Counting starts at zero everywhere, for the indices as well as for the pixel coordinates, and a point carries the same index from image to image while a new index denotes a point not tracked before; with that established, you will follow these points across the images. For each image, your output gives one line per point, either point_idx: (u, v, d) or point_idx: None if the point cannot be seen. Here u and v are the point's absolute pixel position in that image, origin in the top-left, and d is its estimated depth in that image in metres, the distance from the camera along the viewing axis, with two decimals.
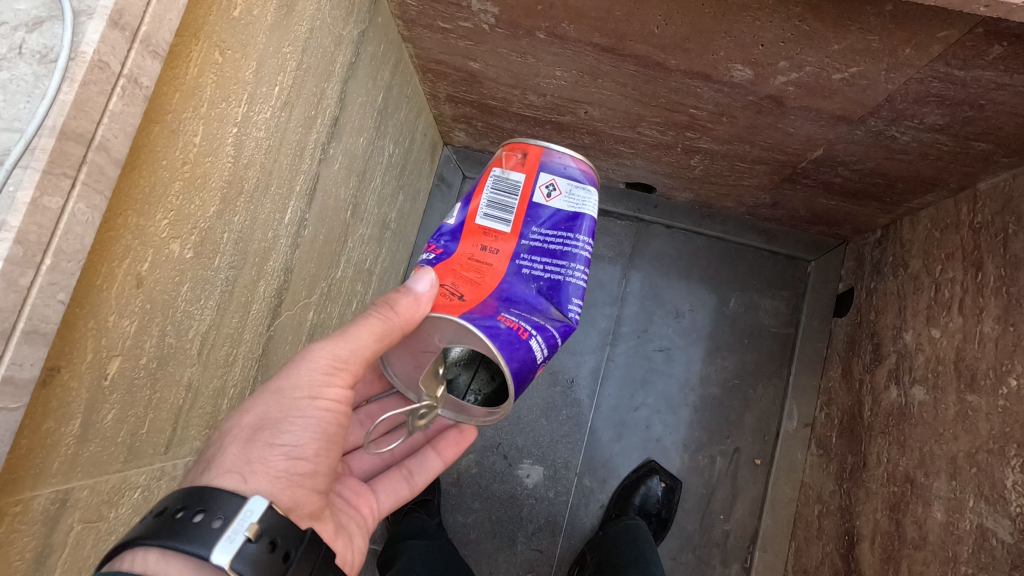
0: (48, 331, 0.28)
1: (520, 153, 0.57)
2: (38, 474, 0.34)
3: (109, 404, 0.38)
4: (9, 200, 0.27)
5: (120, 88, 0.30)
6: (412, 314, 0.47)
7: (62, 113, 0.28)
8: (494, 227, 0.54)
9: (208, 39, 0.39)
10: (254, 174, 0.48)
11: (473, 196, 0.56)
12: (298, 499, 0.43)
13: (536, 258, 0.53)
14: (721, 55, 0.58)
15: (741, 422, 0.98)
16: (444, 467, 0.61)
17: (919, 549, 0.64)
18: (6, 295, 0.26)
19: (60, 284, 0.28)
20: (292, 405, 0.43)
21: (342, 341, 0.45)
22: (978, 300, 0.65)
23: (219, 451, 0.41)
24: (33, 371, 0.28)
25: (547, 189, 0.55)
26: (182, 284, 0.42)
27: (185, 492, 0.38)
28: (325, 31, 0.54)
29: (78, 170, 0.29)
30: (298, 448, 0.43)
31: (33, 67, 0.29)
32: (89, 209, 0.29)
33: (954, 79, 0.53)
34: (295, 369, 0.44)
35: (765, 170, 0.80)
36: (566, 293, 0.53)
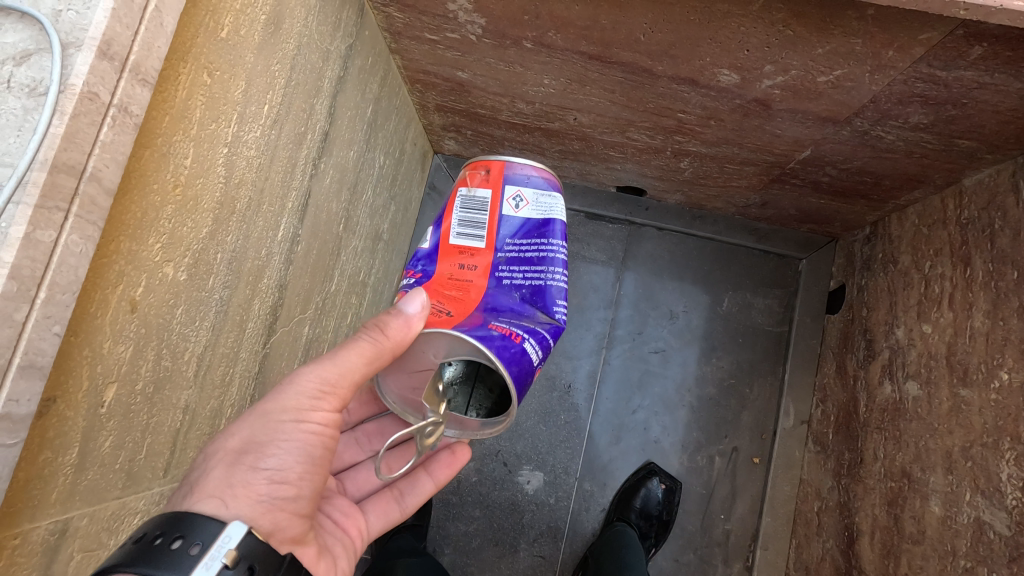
0: (45, 364, 0.28)
1: (483, 170, 0.59)
2: (37, 506, 0.34)
3: (106, 432, 0.38)
4: (2, 236, 0.26)
5: (110, 118, 0.30)
6: (403, 337, 0.46)
7: (53, 146, 0.28)
8: (469, 244, 0.57)
9: (196, 61, 0.39)
10: (245, 193, 0.47)
11: (445, 218, 0.59)
12: (279, 522, 0.42)
13: (515, 269, 0.55)
14: (708, 61, 0.58)
15: (739, 421, 0.98)
16: (436, 489, 0.61)
17: (919, 544, 0.64)
18: (1, 331, 0.26)
19: (55, 317, 0.28)
20: (277, 428, 0.43)
21: (331, 365, 0.44)
22: (967, 295, 0.65)
23: (203, 473, 0.41)
24: (30, 406, 0.28)
25: (515, 201, 0.57)
26: (177, 306, 0.42)
27: (165, 517, 0.37)
28: (313, 47, 0.54)
29: (71, 203, 0.28)
30: (282, 472, 0.43)
31: (22, 101, 0.29)
32: (82, 240, 0.29)
33: (937, 79, 0.53)
34: (283, 391, 0.44)
35: (754, 171, 0.81)
36: (550, 296, 0.54)
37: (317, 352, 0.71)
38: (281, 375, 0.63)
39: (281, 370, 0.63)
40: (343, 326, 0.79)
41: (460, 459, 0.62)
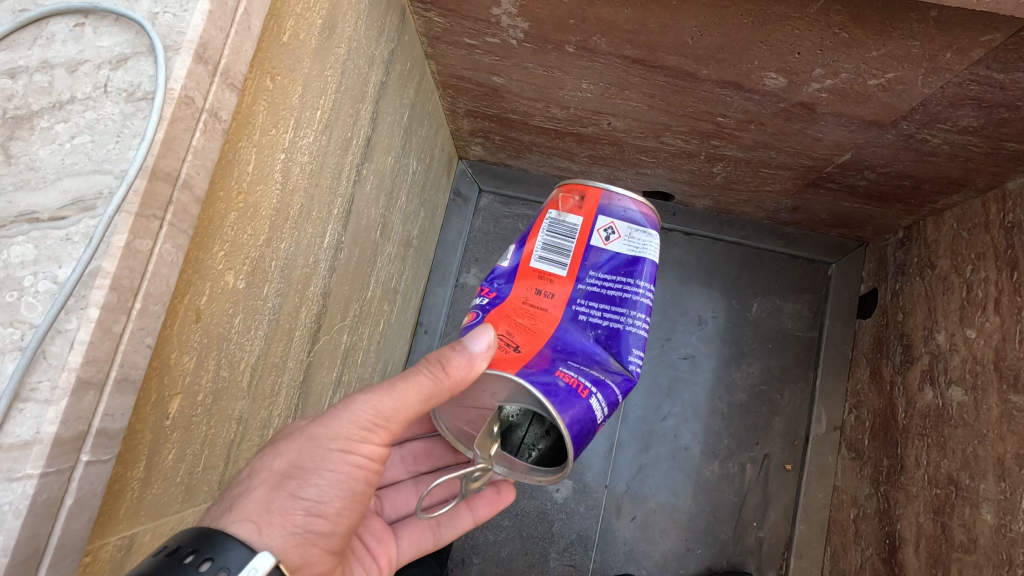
0: (137, 378, 0.29)
1: (576, 196, 0.58)
2: (107, 523, 0.33)
3: (170, 444, 0.37)
4: (104, 245, 0.28)
5: (202, 123, 0.31)
6: (463, 376, 0.44)
7: (152, 153, 0.29)
8: (550, 270, 0.56)
9: (261, 66, 0.38)
10: (298, 200, 0.47)
11: (529, 238, 0.58)
12: (308, 558, 0.41)
13: (594, 305, 0.54)
14: (756, 64, 0.58)
15: (770, 427, 0.97)
16: (475, 525, 0.58)
17: (970, 553, 0.63)
18: (101, 343, 0.28)
19: (148, 327, 0.29)
20: (323, 457, 0.41)
21: (387, 397, 0.42)
22: (1015, 298, 0.64)
23: (244, 492, 0.40)
24: (122, 420, 0.29)
25: (606, 232, 0.56)
26: (235, 315, 0.41)
27: (199, 531, 0.37)
28: (361, 52, 0.53)
29: (165, 210, 0.30)
30: (320, 505, 0.41)
31: (120, 105, 0.31)
32: (173, 249, 0.30)
33: (994, 82, 0.53)
34: (335, 417, 0.42)
35: (789, 175, 0.80)
36: (626, 343, 0.54)
37: (352, 361, 0.70)
38: (322, 384, 0.62)
39: (322, 379, 0.62)
40: (375, 334, 0.78)
41: (504, 499, 0.58)
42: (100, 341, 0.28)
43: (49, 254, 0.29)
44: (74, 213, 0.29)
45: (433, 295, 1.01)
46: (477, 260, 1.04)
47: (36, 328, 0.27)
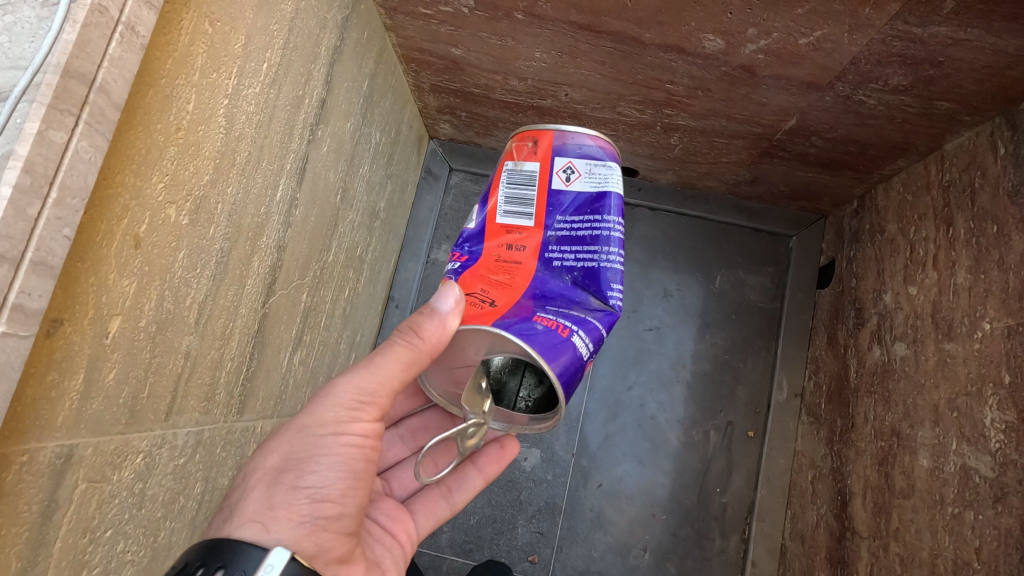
0: (55, 265, 0.29)
1: (531, 142, 0.61)
2: (44, 427, 0.35)
3: (111, 363, 0.39)
4: (16, 130, 0.28)
5: (118, 35, 0.32)
6: (439, 338, 0.48)
7: (65, 52, 0.30)
8: (517, 222, 0.59)
9: (197, 10, 0.41)
10: (245, 147, 0.49)
11: (491, 195, 0.61)
12: (324, 542, 0.44)
13: (566, 248, 0.57)
14: (693, 25, 0.61)
15: (733, 396, 0.99)
16: (485, 483, 0.63)
17: (908, 498, 0.66)
18: (15, 223, 0.28)
19: (66, 219, 0.30)
20: (316, 443, 0.45)
21: (369, 374, 0.46)
22: (950, 253, 0.67)
23: (244, 495, 0.44)
24: (42, 302, 0.29)
25: (566, 173, 0.59)
26: (179, 250, 0.44)
27: (211, 545, 0.41)
28: (311, 13, 0.55)
29: (81, 110, 0.30)
30: (323, 489, 0.44)
31: (37, 10, 0.32)
32: (91, 148, 0.30)
33: (914, 37, 0.56)
34: (319, 405, 0.46)
35: (742, 144, 0.83)
36: (604, 278, 0.55)
37: (314, 322, 0.73)
38: (280, 339, 0.64)
39: (281, 334, 0.64)
40: (340, 299, 0.80)
41: (508, 452, 0.63)
42: (11, 220, 0.27)
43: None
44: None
45: (404, 270, 1.04)
46: (448, 237, 1.07)
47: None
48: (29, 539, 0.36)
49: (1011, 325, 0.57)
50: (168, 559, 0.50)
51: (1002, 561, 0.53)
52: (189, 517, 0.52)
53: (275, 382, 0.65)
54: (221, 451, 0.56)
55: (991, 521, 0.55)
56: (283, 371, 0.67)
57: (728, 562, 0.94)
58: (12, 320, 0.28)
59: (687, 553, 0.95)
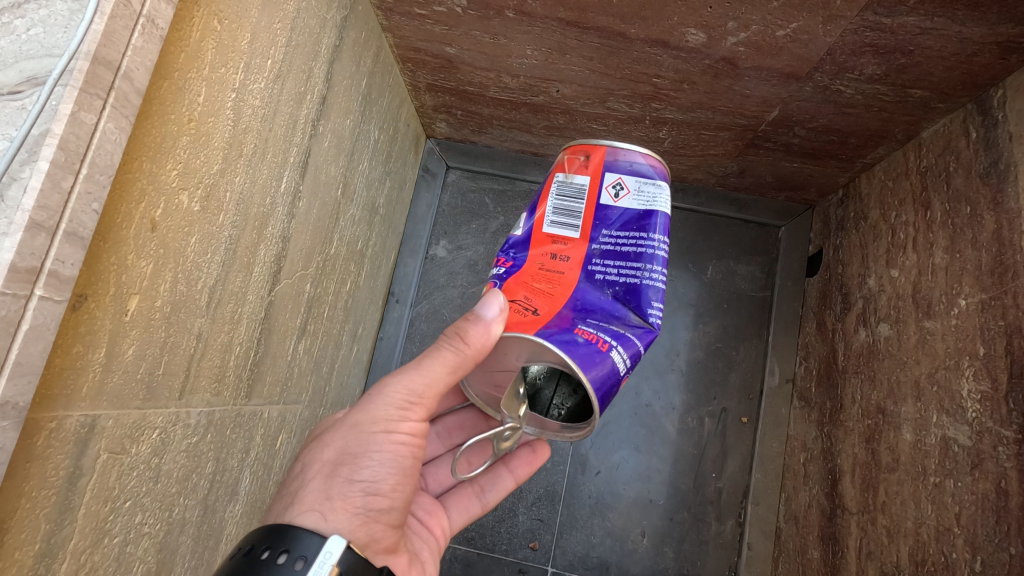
0: (85, 236, 0.33)
1: (582, 157, 0.62)
2: (69, 397, 0.38)
3: (129, 339, 0.42)
4: (52, 112, 0.32)
5: (140, 26, 0.35)
6: (483, 343, 0.49)
7: (94, 41, 0.33)
8: (563, 233, 0.60)
9: (208, 7, 0.43)
10: (251, 139, 0.51)
11: (540, 205, 0.63)
12: (374, 533, 0.46)
13: (609, 263, 0.58)
14: (676, 20, 0.65)
15: (726, 382, 1.02)
16: (515, 484, 0.66)
17: (894, 472, 0.67)
18: (51, 196, 0.31)
19: (95, 194, 0.33)
20: (368, 439, 0.47)
21: (417, 375, 0.48)
22: (928, 236, 0.70)
23: (303, 487, 0.46)
24: (73, 269, 0.33)
25: (615, 189, 0.60)
26: (191, 235, 0.46)
27: (271, 531, 0.42)
28: (311, 13, 0.58)
29: (108, 93, 0.34)
30: (375, 484, 0.46)
31: (68, 5, 0.35)
32: (116, 129, 0.34)
33: (884, 27, 0.60)
34: (372, 403, 0.48)
35: (729, 136, 0.86)
36: (646, 296, 0.56)
37: (318, 312, 0.75)
38: (285, 327, 0.66)
39: (286, 323, 0.66)
40: (342, 292, 0.82)
41: (539, 457, 0.66)
42: (48, 192, 0.31)
43: (7, 120, 0.33)
44: (28, 88, 0.33)
45: (404, 265, 1.06)
46: (445, 233, 1.10)
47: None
48: (56, 503, 0.38)
49: (985, 299, 0.60)
50: (182, 534, 0.53)
51: (980, 524, 0.55)
52: (200, 496, 0.54)
53: (281, 368, 0.67)
54: (231, 433, 0.58)
55: (969, 487, 0.57)
56: (289, 359, 0.69)
57: (724, 545, 0.96)
58: (48, 285, 0.31)
59: (684, 537, 0.97)
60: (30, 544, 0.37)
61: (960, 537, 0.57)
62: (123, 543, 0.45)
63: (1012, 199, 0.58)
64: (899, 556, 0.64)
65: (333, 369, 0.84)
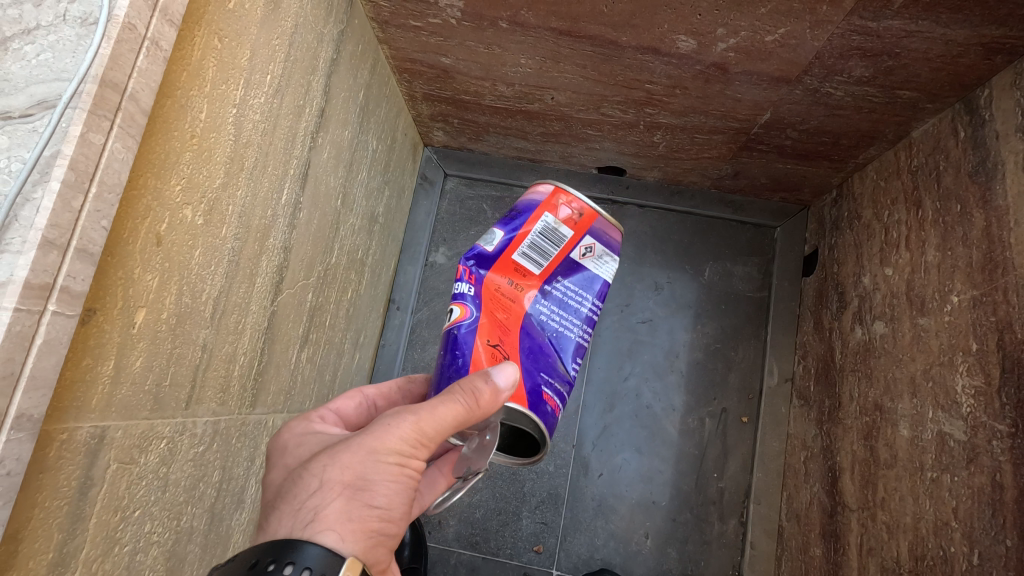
0: (95, 252, 0.34)
1: (577, 206, 0.57)
2: (80, 409, 0.39)
3: (137, 352, 0.43)
4: (62, 133, 0.33)
5: (145, 48, 0.36)
6: (491, 406, 0.49)
7: (102, 65, 0.34)
8: (526, 272, 0.57)
9: (208, 27, 0.45)
10: (252, 153, 0.52)
11: (519, 229, 0.57)
12: (379, 556, 0.44)
13: (552, 313, 0.57)
14: (666, 28, 0.66)
15: (726, 382, 1.02)
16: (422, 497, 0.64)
17: (892, 468, 0.68)
18: (62, 215, 0.32)
19: (103, 211, 0.34)
20: (384, 470, 0.44)
21: (434, 415, 0.46)
22: (920, 234, 0.71)
23: (319, 504, 0.42)
24: (84, 285, 0.34)
25: (585, 250, 0.58)
26: (195, 248, 0.47)
27: (280, 545, 0.40)
28: (309, 28, 0.59)
29: (115, 115, 0.35)
30: (388, 511, 0.44)
31: (76, 29, 0.36)
32: (124, 148, 0.35)
33: (870, 31, 0.61)
34: (392, 431, 0.45)
35: (722, 139, 0.87)
36: (571, 352, 0.58)
37: (320, 320, 0.76)
38: (288, 336, 0.67)
39: (288, 332, 0.67)
40: (343, 300, 0.83)
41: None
42: (59, 211, 0.32)
43: (19, 142, 0.34)
44: (39, 111, 0.34)
45: (404, 273, 1.07)
46: (444, 239, 1.11)
47: (6, 198, 0.32)
48: (68, 513, 0.39)
49: (976, 295, 0.60)
50: (190, 542, 0.53)
51: (977, 518, 0.56)
52: (207, 504, 0.55)
53: (284, 377, 0.68)
54: (237, 441, 0.59)
55: (965, 481, 0.58)
56: (292, 367, 0.70)
57: (727, 545, 0.97)
58: (59, 300, 0.32)
59: (687, 538, 0.97)
60: (44, 554, 0.38)
61: (958, 531, 0.58)
62: (133, 551, 0.46)
63: (1000, 196, 0.60)
64: (899, 552, 0.65)
65: (335, 377, 0.85)
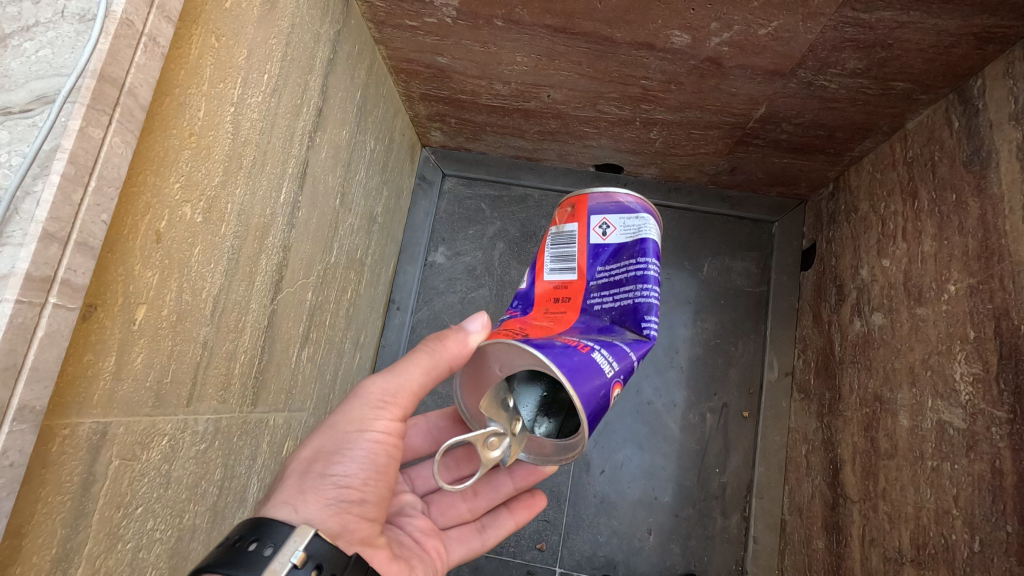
0: (96, 246, 0.34)
1: (570, 208, 0.66)
2: (82, 404, 0.39)
3: (138, 348, 0.43)
4: (62, 128, 0.33)
5: (143, 44, 0.37)
6: (459, 349, 0.51)
7: (100, 60, 0.34)
8: (561, 277, 0.63)
9: (206, 26, 0.45)
10: (251, 152, 0.53)
11: (541, 257, 0.66)
12: (347, 524, 0.48)
13: (606, 293, 0.60)
14: (660, 23, 0.66)
15: (726, 378, 1.03)
16: (516, 525, 0.68)
17: (893, 458, 0.68)
18: (62, 208, 0.33)
19: (103, 205, 0.34)
20: (343, 438, 0.49)
21: (391, 376, 0.51)
22: (917, 224, 0.71)
23: (282, 483, 0.49)
24: (85, 278, 0.34)
25: (602, 228, 0.63)
26: (194, 246, 0.47)
27: (245, 523, 0.44)
28: (305, 28, 0.60)
29: (113, 110, 0.35)
30: (348, 478, 0.48)
31: (75, 26, 0.36)
32: (123, 143, 0.35)
33: (862, 22, 0.61)
34: (350, 404, 0.51)
35: (717, 135, 0.87)
36: (642, 312, 0.57)
37: (320, 320, 0.76)
38: (288, 335, 0.67)
39: (289, 331, 0.67)
40: (343, 300, 0.84)
41: (538, 502, 0.69)
42: (59, 205, 0.32)
43: (20, 137, 0.34)
44: (39, 106, 0.35)
45: (403, 273, 1.08)
46: (444, 240, 1.11)
47: (7, 192, 0.33)
48: (72, 508, 0.39)
49: (973, 283, 0.61)
50: (193, 540, 0.53)
51: (977, 504, 0.56)
52: (210, 502, 0.55)
53: (285, 376, 0.69)
54: (239, 440, 0.59)
55: (965, 469, 0.58)
56: (293, 366, 0.70)
57: (730, 540, 0.97)
58: (61, 293, 0.32)
59: (690, 533, 0.97)
60: (48, 549, 0.38)
61: (958, 519, 0.58)
62: (136, 548, 0.46)
63: (995, 184, 0.60)
64: (901, 541, 0.65)
65: (336, 376, 0.86)
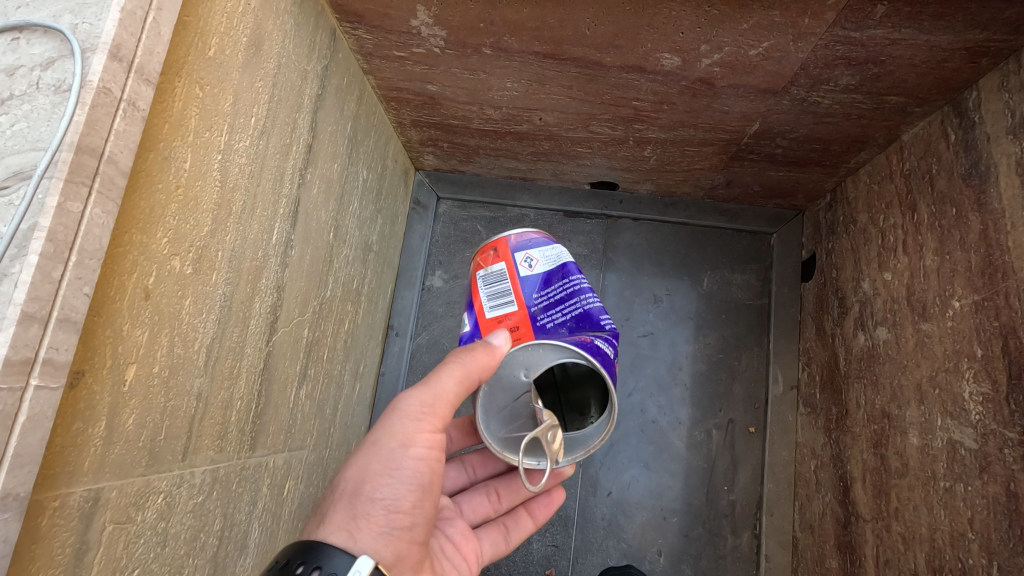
0: (77, 320, 0.34)
1: (491, 250, 0.60)
2: (72, 473, 0.38)
3: (129, 409, 0.42)
4: (40, 205, 0.32)
5: (122, 110, 0.36)
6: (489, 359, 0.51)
7: (77, 132, 0.34)
8: (507, 314, 0.56)
9: (189, 76, 0.45)
10: (240, 196, 0.52)
11: (474, 300, 0.59)
12: (400, 552, 0.47)
13: (555, 313, 0.56)
14: (649, 47, 0.66)
15: (730, 393, 1.01)
16: (535, 524, 0.67)
17: (904, 477, 0.67)
18: (42, 287, 0.32)
19: (85, 278, 0.34)
20: (388, 458, 0.48)
21: (427, 389, 0.51)
22: (917, 238, 0.70)
23: (331, 509, 0.48)
24: (67, 354, 0.33)
25: (528, 262, 0.58)
26: (184, 298, 0.46)
27: (303, 547, 0.45)
28: (291, 67, 0.59)
29: (93, 180, 0.34)
30: (397, 502, 0.47)
31: (51, 97, 0.36)
32: (104, 213, 0.35)
33: (854, 40, 0.61)
34: (389, 420, 0.50)
35: (713, 151, 0.86)
36: (593, 316, 0.57)
37: (317, 355, 0.75)
38: (285, 374, 0.66)
39: (286, 370, 0.66)
40: (341, 331, 0.83)
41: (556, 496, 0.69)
42: (39, 283, 0.32)
43: None
44: (16, 182, 0.34)
45: (402, 298, 1.07)
46: (440, 262, 1.10)
47: None
48: None
49: (977, 300, 0.60)
50: None
51: (993, 528, 0.55)
52: (210, 554, 0.54)
53: (283, 416, 0.67)
54: (237, 487, 0.58)
55: (979, 491, 0.57)
56: (291, 406, 0.69)
57: (742, 559, 0.95)
58: (43, 372, 0.32)
59: (700, 553, 0.96)
60: None
61: (974, 542, 0.57)
62: None
63: (995, 200, 0.59)
64: (916, 563, 0.64)
65: (336, 410, 0.85)
